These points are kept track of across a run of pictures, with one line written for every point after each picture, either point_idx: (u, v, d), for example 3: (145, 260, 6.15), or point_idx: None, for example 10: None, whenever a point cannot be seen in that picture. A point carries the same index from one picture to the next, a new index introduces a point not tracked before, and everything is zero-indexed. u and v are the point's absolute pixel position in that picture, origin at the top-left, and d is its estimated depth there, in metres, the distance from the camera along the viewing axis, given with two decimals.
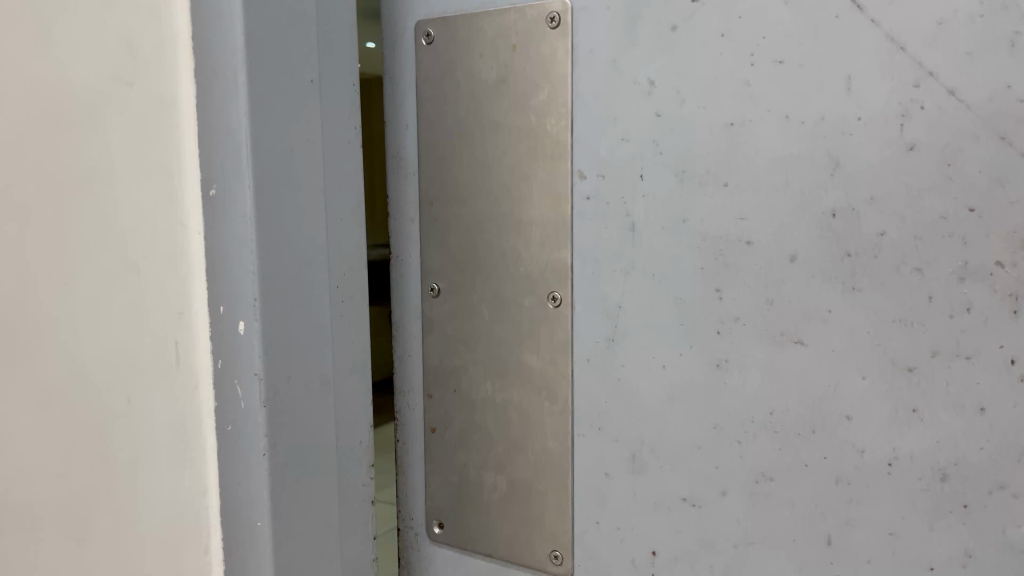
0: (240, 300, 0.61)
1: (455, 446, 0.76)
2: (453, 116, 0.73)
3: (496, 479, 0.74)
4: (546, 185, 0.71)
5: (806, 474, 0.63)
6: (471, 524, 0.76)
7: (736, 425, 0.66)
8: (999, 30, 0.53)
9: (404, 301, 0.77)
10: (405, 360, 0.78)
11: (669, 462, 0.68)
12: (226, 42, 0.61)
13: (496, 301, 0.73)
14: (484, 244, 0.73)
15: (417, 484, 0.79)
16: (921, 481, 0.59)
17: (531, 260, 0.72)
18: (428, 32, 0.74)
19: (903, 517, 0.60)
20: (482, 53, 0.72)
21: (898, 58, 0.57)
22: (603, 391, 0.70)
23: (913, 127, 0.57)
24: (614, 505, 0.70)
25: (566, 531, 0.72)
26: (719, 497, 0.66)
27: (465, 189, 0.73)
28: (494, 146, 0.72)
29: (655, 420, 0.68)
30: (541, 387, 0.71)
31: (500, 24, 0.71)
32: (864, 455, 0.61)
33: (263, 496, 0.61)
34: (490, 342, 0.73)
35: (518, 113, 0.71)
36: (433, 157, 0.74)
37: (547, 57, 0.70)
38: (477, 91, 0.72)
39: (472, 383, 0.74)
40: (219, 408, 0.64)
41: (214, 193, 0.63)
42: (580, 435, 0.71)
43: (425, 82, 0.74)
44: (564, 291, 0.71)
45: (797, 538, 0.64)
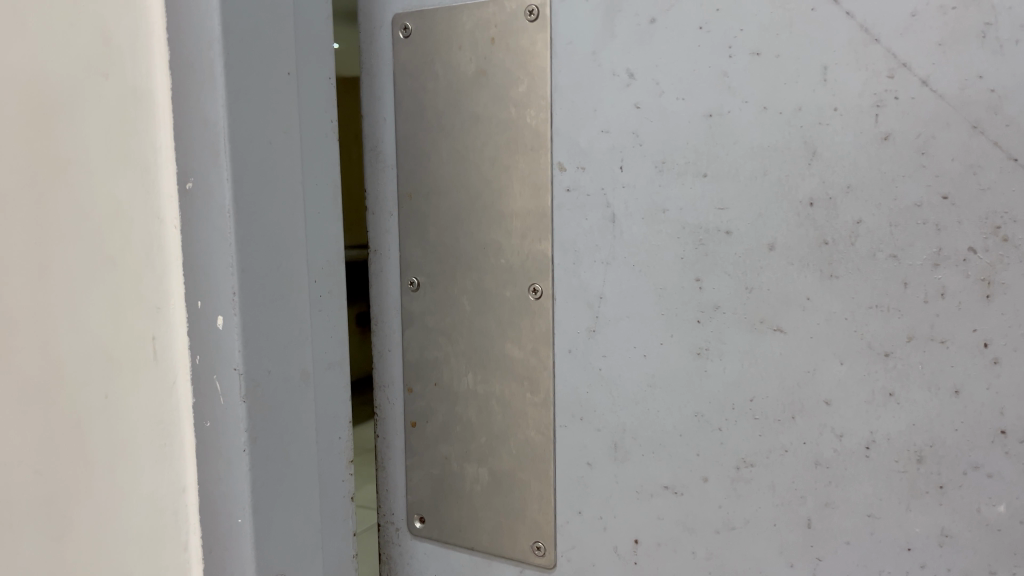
0: (219, 296, 0.62)
1: (437, 438, 0.76)
2: (432, 110, 0.72)
3: (477, 470, 0.74)
4: (524, 175, 0.68)
5: (786, 458, 0.61)
6: (450, 517, 0.76)
7: (718, 413, 0.63)
8: (970, 22, 0.52)
9: (384, 295, 0.78)
10: (383, 355, 0.79)
11: (651, 449, 0.66)
12: (202, 36, 0.60)
13: (477, 293, 0.72)
14: (463, 237, 0.72)
15: (398, 478, 0.80)
16: (898, 463, 0.57)
17: (511, 252, 0.70)
18: (406, 25, 0.72)
19: (881, 499, 0.58)
20: (461, 46, 0.70)
21: (873, 49, 0.54)
22: (585, 381, 0.68)
23: (887, 116, 0.55)
24: (596, 493, 0.69)
25: (549, 522, 0.71)
26: (699, 482, 0.64)
27: (439, 184, 0.72)
28: (474, 137, 0.70)
29: (637, 409, 0.66)
30: (523, 378, 0.70)
31: (479, 17, 0.68)
32: (843, 440, 0.59)
33: (245, 488, 0.63)
34: (473, 334, 0.72)
35: (498, 105, 0.69)
36: (412, 149, 0.74)
37: (526, 49, 0.67)
38: (458, 84, 0.70)
39: (455, 375, 0.74)
40: (197, 404, 0.66)
41: (190, 187, 0.62)
42: (561, 425, 0.70)
43: (403, 76, 0.73)
44: (544, 283, 0.69)
45: (778, 521, 0.62)
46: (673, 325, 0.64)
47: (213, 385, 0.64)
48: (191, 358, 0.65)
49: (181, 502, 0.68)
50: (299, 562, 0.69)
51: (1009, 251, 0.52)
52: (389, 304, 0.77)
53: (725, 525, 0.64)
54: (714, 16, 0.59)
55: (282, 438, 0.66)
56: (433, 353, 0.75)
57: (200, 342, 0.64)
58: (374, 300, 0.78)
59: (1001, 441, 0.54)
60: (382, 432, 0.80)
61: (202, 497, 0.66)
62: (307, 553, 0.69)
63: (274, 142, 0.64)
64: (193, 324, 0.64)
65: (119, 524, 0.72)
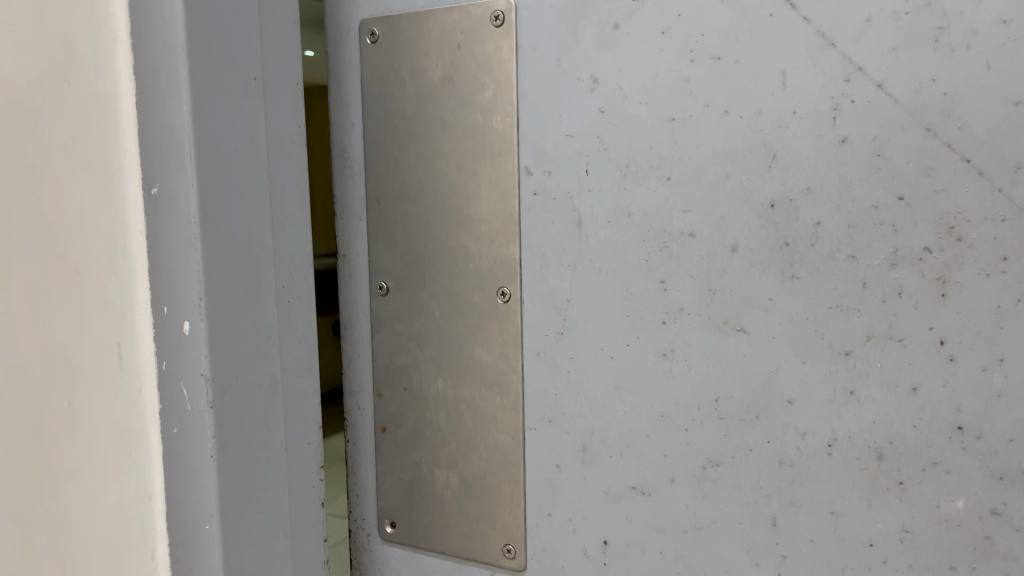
0: (186, 302, 0.62)
1: (407, 443, 0.76)
2: (399, 115, 0.72)
3: (447, 475, 0.74)
4: (491, 180, 0.69)
5: (751, 458, 0.61)
6: (421, 522, 0.76)
7: (684, 413, 0.63)
8: (923, 27, 0.53)
9: (353, 301, 0.78)
10: (353, 361, 0.78)
11: (618, 451, 0.66)
12: (166, 42, 0.60)
13: (445, 298, 0.72)
14: (432, 242, 0.72)
15: (369, 484, 0.79)
16: (859, 460, 0.58)
17: (479, 256, 0.70)
18: (373, 31, 0.73)
19: (844, 497, 0.59)
20: (428, 52, 0.70)
21: (829, 54, 0.56)
22: (554, 384, 0.69)
23: (844, 120, 0.56)
24: (566, 495, 0.69)
25: (519, 525, 0.71)
26: (667, 483, 0.65)
27: (407, 189, 0.73)
28: (442, 143, 0.70)
29: (605, 410, 0.67)
30: (492, 381, 0.71)
31: (445, 24, 0.69)
32: (805, 438, 0.59)
33: (212, 496, 0.63)
34: (442, 339, 0.73)
35: (465, 110, 0.69)
36: (380, 155, 0.74)
37: (491, 55, 0.67)
38: (425, 90, 0.71)
39: (425, 380, 0.74)
40: (164, 411, 0.65)
41: (156, 192, 0.62)
42: (530, 428, 0.70)
43: (370, 82, 0.74)
44: (512, 287, 0.69)
45: (743, 520, 0.62)
46: (639, 328, 0.64)
47: (180, 392, 0.63)
48: (157, 364, 0.65)
49: (148, 511, 0.68)
50: (269, 569, 0.68)
51: (963, 251, 0.54)
52: (358, 310, 0.78)
53: (691, 524, 0.64)
54: (675, 22, 0.60)
55: (251, 445, 0.66)
56: (403, 358, 0.75)
57: (166, 348, 0.64)
58: (343, 306, 0.78)
59: (959, 437, 0.55)
60: (352, 438, 0.80)
61: (169, 505, 0.66)
62: (276, 560, 0.69)
63: (240, 147, 0.64)
64: (159, 330, 0.64)
65: (84, 534, 0.71)
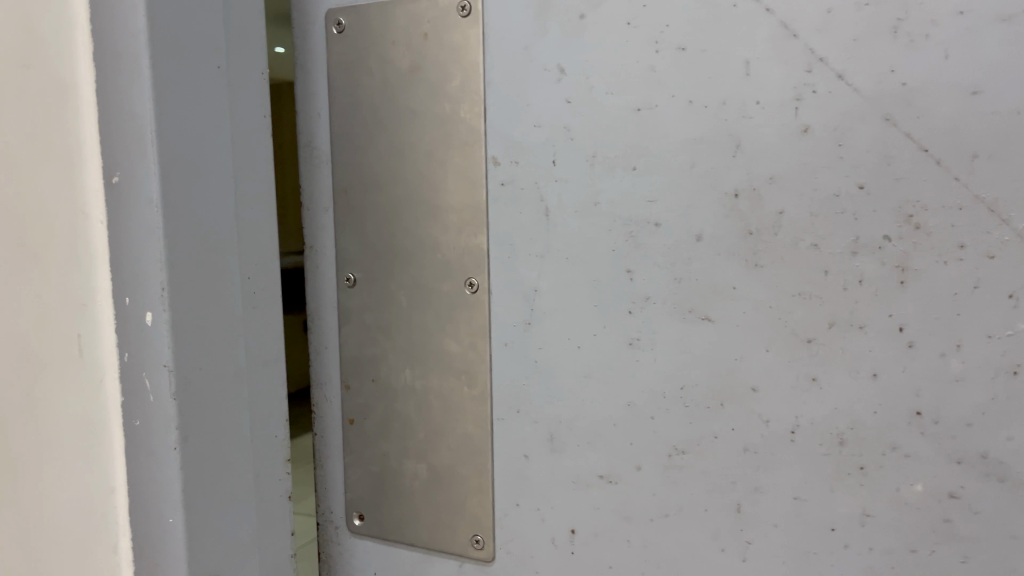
0: (148, 291, 0.61)
1: (375, 435, 0.75)
2: (366, 105, 0.72)
3: (416, 466, 0.74)
4: (459, 170, 0.69)
5: (716, 445, 0.62)
6: (390, 514, 0.76)
7: (650, 401, 0.64)
8: (882, 19, 0.54)
9: (319, 293, 0.77)
10: (320, 353, 0.78)
11: (586, 439, 0.67)
12: (128, 27, 0.59)
13: (413, 288, 0.72)
14: (399, 232, 0.72)
15: (337, 477, 0.79)
16: (822, 446, 0.59)
17: (447, 246, 0.70)
18: (339, 20, 0.72)
19: (807, 482, 0.60)
20: (395, 42, 0.70)
21: (792, 44, 0.56)
22: (522, 374, 0.69)
23: (806, 109, 0.56)
24: (534, 484, 0.69)
25: (488, 516, 0.71)
26: (634, 471, 0.65)
27: (374, 180, 0.72)
28: (410, 133, 0.70)
29: (572, 399, 0.67)
30: (460, 371, 0.71)
31: (412, 14, 0.68)
32: (770, 425, 0.60)
33: (174, 489, 0.62)
34: (411, 330, 0.72)
35: (432, 100, 0.69)
36: (348, 146, 0.73)
37: (458, 45, 0.67)
38: (392, 79, 0.70)
39: (393, 372, 0.74)
40: (126, 403, 0.64)
41: (116, 180, 0.61)
42: (499, 419, 0.70)
43: (337, 72, 0.73)
44: (480, 277, 0.69)
45: (709, 507, 0.63)
46: (606, 317, 0.65)
47: (143, 383, 0.63)
48: (119, 355, 0.64)
49: (112, 504, 0.67)
50: (234, 562, 0.68)
51: (922, 238, 0.55)
52: (325, 301, 0.77)
53: (658, 512, 0.65)
54: (641, 12, 0.60)
55: (215, 437, 0.65)
56: (371, 349, 0.75)
57: (128, 340, 0.63)
58: (311, 298, 0.78)
59: (917, 422, 0.56)
60: (320, 431, 0.79)
61: (132, 497, 0.65)
62: (241, 553, 0.68)
63: (203, 136, 0.63)
64: (121, 320, 0.63)
65: (48, 530, 0.69)
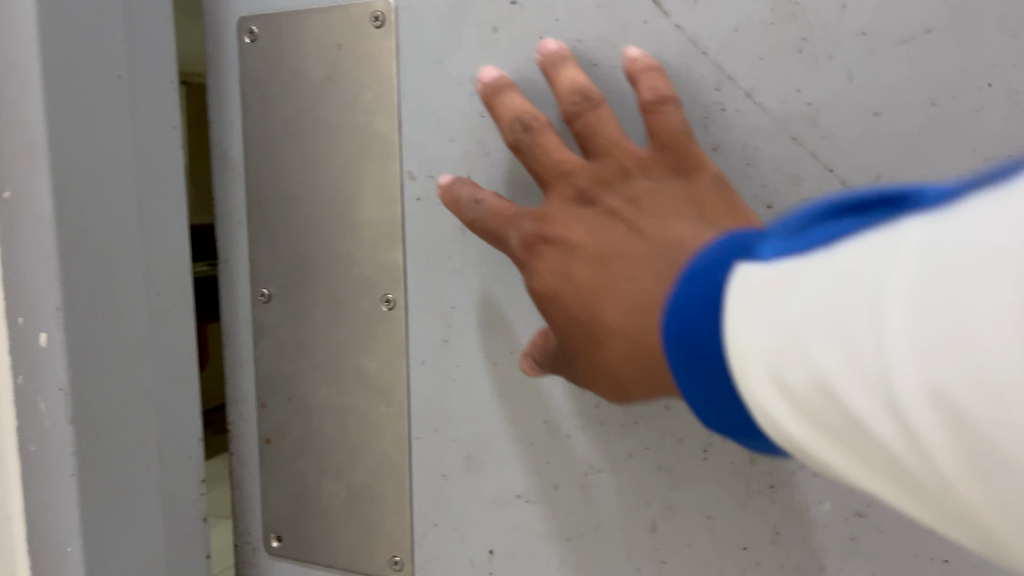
0: (42, 310, 0.58)
1: (292, 454, 0.74)
2: (280, 116, 0.70)
3: (334, 485, 0.72)
4: (374, 183, 0.67)
5: (631, 464, 0.61)
6: (308, 534, 0.74)
7: (565, 420, 0.63)
8: (788, 38, 0.53)
9: (234, 308, 0.75)
10: (236, 370, 0.76)
11: (503, 458, 0.66)
12: (16, 36, 0.56)
13: (329, 304, 0.70)
14: (315, 246, 0.70)
15: (254, 496, 0.77)
16: (733, 464, 0.59)
17: (363, 261, 0.68)
18: (252, 29, 0.70)
19: (719, 500, 0.59)
20: (308, 52, 0.68)
21: (701, 62, 0.56)
22: (439, 391, 0.67)
23: (716, 127, 0.56)
24: (452, 504, 0.68)
25: (406, 535, 0.70)
26: (550, 490, 0.64)
27: (289, 192, 0.70)
28: (324, 145, 0.68)
29: (489, 417, 0.66)
30: (377, 389, 0.69)
31: (325, 24, 0.67)
32: (683, 443, 0.60)
33: (72, 516, 0.60)
34: (327, 347, 0.71)
35: (346, 112, 0.67)
36: (261, 157, 0.71)
37: (372, 56, 0.66)
38: (305, 90, 0.69)
39: (310, 389, 0.72)
40: (22, 426, 0.62)
41: (8, 195, 0.59)
42: (416, 437, 0.69)
43: (249, 81, 0.71)
44: (397, 293, 0.68)
45: (625, 526, 0.62)
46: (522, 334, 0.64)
47: (37, 404, 0.60)
48: (14, 377, 0.61)
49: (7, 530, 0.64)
50: None
51: None
52: (239, 316, 0.75)
53: (576, 531, 0.64)
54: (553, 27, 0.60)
55: (117, 460, 0.63)
56: (287, 366, 0.73)
57: (23, 360, 0.60)
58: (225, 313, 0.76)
59: None
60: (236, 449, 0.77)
61: (30, 525, 0.63)
62: None
63: (103, 146, 0.60)
64: (15, 341, 0.61)
65: None
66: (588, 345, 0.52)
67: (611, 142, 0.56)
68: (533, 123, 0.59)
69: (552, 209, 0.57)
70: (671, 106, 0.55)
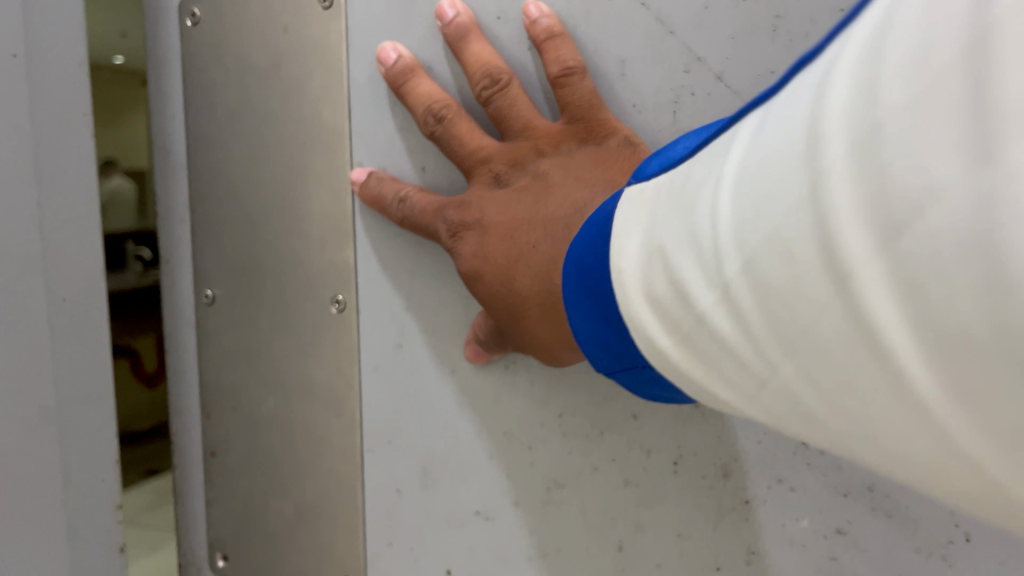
0: None
1: (238, 469, 0.68)
2: (222, 104, 0.64)
3: (282, 504, 0.67)
4: (321, 177, 0.62)
5: (596, 477, 0.57)
6: (254, 554, 0.69)
7: (526, 432, 0.58)
8: (761, 15, 0.50)
9: (175, 310, 0.70)
10: (180, 377, 0.71)
11: (459, 474, 0.61)
12: None
13: (274, 308, 0.65)
14: (258, 245, 0.65)
15: (198, 513, 0.72)
16: (705, 478, 0.55)
17: (310, 260, 0.63)
18: (193, 12, 0.65)
19: (689, 518, 0.55)
20: (251, 34, 0.62)
21: (669, 42, 0.52)
22: (392, 401, 0.63)
23: (684, 113, 0.53)
24: (406, 521, 0.63)
25: (359, 557, 0.65)
26: (510, 508, 0.60)
27: (231, 187, 0.65)
28: (269, 135, 0.63)
29: (446, 428, 0.61)
30: (327, 400, 0.64)
31: (269, 4, 0.61)
32: (651, 456, 0.55)
33: None
34: (271, 355, 0.65)
35: (290, 100, 0.61)
36: (202, 149, 0.66)
37: (319, 40, 0.60)
38: (247, 75, 0.63)
39: (257, 401, 0.67)
40: None
41: None
42: (368, 450, 0.64)
43: (190, 66, 0.65)
44: (347, 295, 0.62)
45: (591, 546, 0.58)
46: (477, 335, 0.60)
47: None
48: None
49: None
50: None
51: None
52: (180, 318, 0.70)
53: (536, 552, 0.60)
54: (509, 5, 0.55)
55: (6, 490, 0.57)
56: (233, 376, 0.67)
57: None
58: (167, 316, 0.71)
59: (803, 452, 0.52)
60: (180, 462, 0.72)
61: None
62: None
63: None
64: None
65: None
66: (518, 321, 0.51)
67: (526, 119, 0.54)
68: (444, 110, 0.55)
69: (472, 193, 0.55)
70: (567, 64, 0.52)
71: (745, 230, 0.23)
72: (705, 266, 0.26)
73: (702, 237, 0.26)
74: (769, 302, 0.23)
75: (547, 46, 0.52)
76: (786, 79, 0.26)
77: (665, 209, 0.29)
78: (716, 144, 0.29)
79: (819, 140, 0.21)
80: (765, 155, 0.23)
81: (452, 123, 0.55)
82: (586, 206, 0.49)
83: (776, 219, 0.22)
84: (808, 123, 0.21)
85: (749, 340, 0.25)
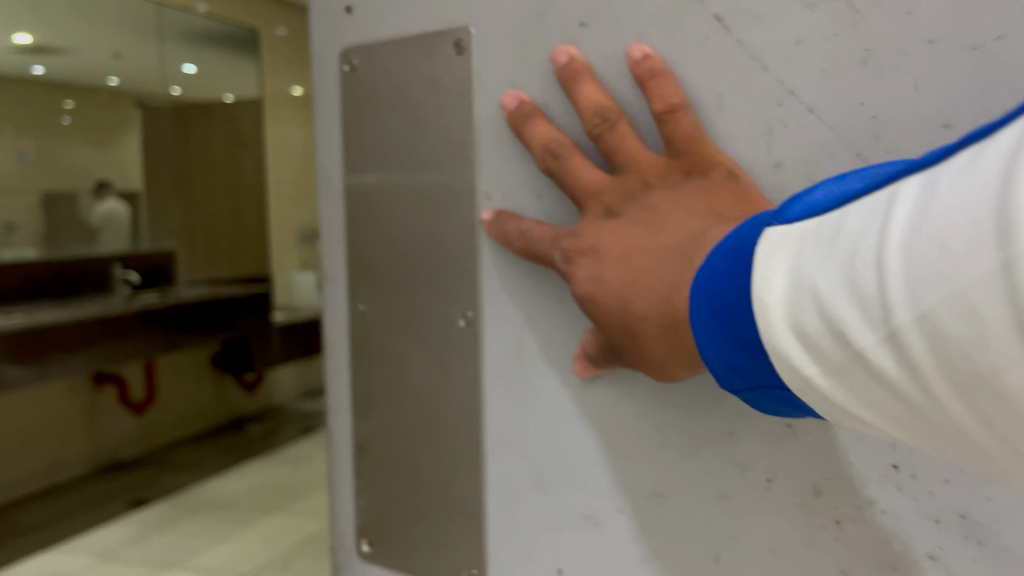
0: None
1: (377, 462, 0.80)
2: (368, 143, 0.74)
3: (417, 493, 0.77)
4: (450, 206, 0.70)
5: (695, 488, 0.61)
6: (392, 540, 0.80)
7: (631, 440, 0.64)
8: (852, 48, 0.52)
9: (330, 322, 0.82)
10: (334, 381, 0.83)
11: (569, 481, 0.68)
12: None
13: (408, 324, 0.74)
14: (396, 269, 0.74)
15: (348, 502, 0.84)
16: (796, 496, 0.57)
17: (444, 282, 0.72)
18: (352, 59, 0.75)
19: (781, 534, 0.58)
20: (397, 79, 0.71)
21: (762, 77, 0.55)
22: (512, 406, 0.70)
23: (778, 142, 0.55)
24: (521, 519, 0.71)
25: (480, 546, 0.74)
26: (613, 515, 0.66)
27: (381, 219, 0.74)
28: (410, 169, 0.72)
29: (558, 435, 0.68)
30: (457, 404, 0.73)
31: (413, 53, 0.70)
32: (745, 471, 0.59)
33: None
34: (408, 362, 0.75)
35: (428, 136, 0.70)
36: (351, 184, 0.77)
37: (451, 82, 0.68)
38: (391, 117, 0.72)
39: (393, 404, 0.77)
40: None
41: None
42: (491, 451, 0.72)
43: (346, 108, 0.76)
44: (477, 312, 0.70)
45: (689, 553, 0.62)
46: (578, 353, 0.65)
47: None
48: None
49: None
50: None
51: None
52: (335, 330, 0.82)
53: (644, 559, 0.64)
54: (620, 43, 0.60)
55: None
56: (377, 379, 0.78)
57: None
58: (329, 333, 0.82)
59: (893, 475, 0.53)
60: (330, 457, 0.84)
61: None
62: None
63: None
64: None
65: None
66: (633, 342, 0.55)
67: (632, 151, 0.57)
68: (559, 149, 0.61)
69: (583, 224, 0.59)
70: (669, 103, 0.56)
71: (915, 287, 0.28)
72: (867, 314, 0.31)
73: (865, 292, 0.31)
74: (939, 344, 0.28)
75: (651, 84, 0.57)
76: (950, 152, 0.31)
77: (816, 259, 0.35)
78: (869, 202, 0.34)
79: (1004, 228, 0.25)
80: (935, 222, 0.28)
81: (564, 160, 0.61)
82: (697, 233, 0.51)
83: (962, 287, 0.27)
84: (980, 209, 0.26)
85: (911, 378, 0.30)
